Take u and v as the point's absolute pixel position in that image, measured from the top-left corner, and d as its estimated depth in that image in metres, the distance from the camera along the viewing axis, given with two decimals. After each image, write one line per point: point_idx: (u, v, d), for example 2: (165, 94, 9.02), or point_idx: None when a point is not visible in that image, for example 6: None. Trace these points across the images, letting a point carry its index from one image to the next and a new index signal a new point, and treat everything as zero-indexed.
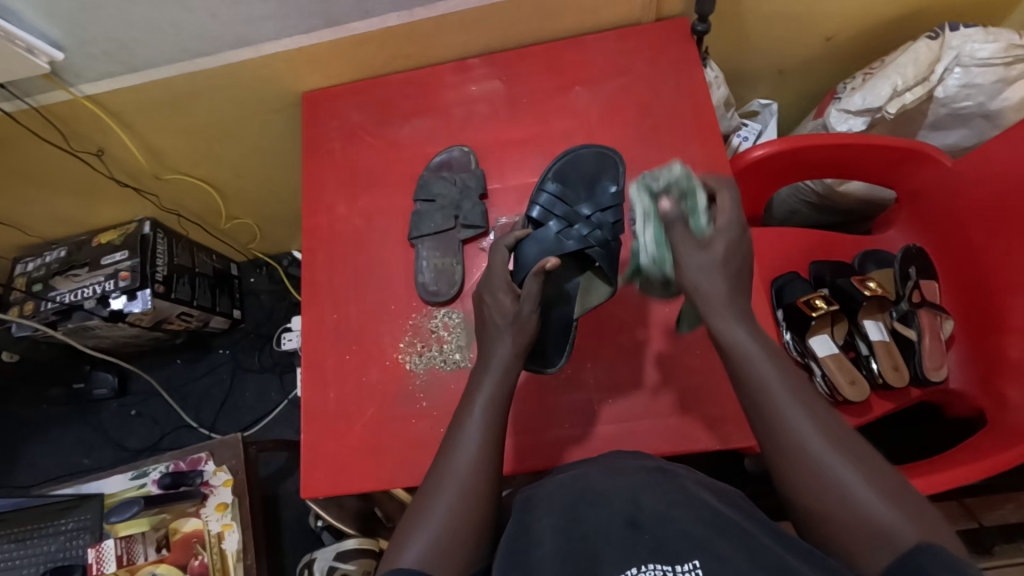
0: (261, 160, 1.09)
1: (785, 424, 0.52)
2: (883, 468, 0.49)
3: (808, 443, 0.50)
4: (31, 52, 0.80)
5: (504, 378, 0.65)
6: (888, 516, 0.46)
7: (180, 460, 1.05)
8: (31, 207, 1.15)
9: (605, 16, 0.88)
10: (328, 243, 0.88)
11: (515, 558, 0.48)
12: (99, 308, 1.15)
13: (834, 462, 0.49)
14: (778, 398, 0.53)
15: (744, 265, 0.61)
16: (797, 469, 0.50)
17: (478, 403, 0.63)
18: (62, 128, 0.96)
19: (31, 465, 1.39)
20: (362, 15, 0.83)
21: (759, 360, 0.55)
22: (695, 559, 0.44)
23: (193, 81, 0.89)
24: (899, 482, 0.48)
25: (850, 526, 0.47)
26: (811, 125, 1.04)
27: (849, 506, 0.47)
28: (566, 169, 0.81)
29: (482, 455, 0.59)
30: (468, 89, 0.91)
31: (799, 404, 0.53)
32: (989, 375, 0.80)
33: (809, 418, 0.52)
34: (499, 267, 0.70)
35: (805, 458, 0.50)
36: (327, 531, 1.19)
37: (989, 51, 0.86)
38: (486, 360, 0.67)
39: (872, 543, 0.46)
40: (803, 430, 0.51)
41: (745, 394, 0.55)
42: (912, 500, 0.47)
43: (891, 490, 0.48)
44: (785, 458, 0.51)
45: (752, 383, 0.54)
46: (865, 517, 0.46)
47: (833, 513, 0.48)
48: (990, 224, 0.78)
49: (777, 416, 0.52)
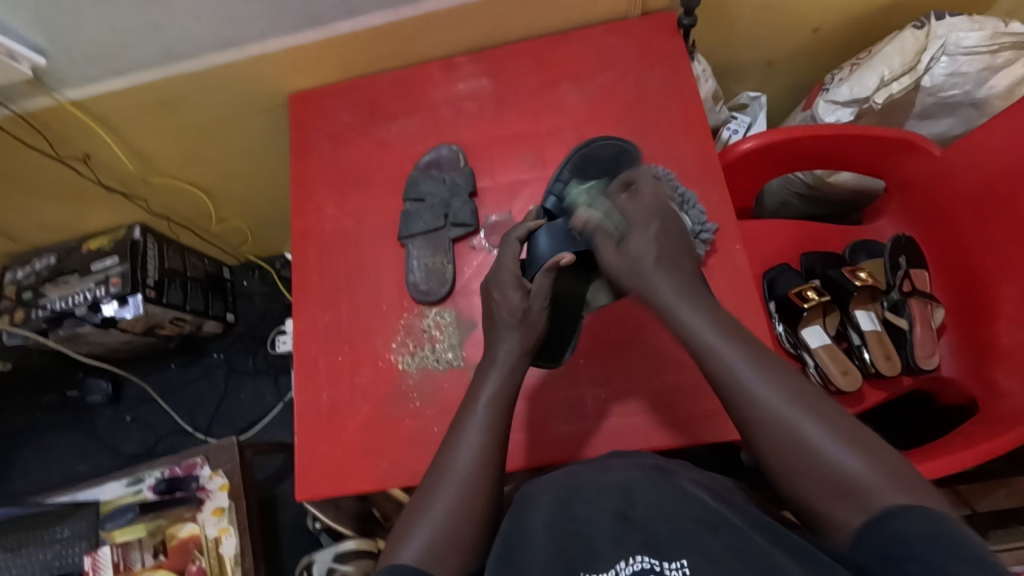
0: (250, 162, 1.09)
1: (749, 394, 0.54)
2: (851, 425, 0.51)
3: (773, 409, 0.52)
4: (14, 58, 0.79)
5: (510, 377, 0.66)
6: (859, 470, 0.48)
7: (175, 466, 1.04)
8: (19, 214, 1.14)
9: (591, 11, 0.88)
10: (319, 244, 0.88)
11: (509, 559, 0.49)
12: (90, 315, 1.14)
13: (800, 424, 0.51)
14: (744, 371, 0.55)
15: (674, 246, 0.68)
16: (766, 437, 0.52)
17: (481, 402, 0.64)
18: (48, 134, 0.95)
19: (26, 474, 1.39)
20: (347, 15, 0.83)
21: (716, 340, 0.58)
22: (684, 558, 0.44)
23: (178, 84, 0.89)
24: (863, 436, 0.50)
25: (824, 485, 0.48)
26: (800, 117, 1.04)
27: (821, 467, 0.49)
28: (584, 160, 0.81)
29: (484, 458, 0.59)
30: (456, 86, 0.91)
31: (763, 374, 0.55)
32: (980, 363, 0.80)
33: (776, 389, 0.54)
34: (510, 261, 0.72)
35: (772, 426, 0.52)
36: (325, 532, 1.18)
37: (974, 39, 0.87)
38: (491, 357, 0.68)
39: (847, 501, 0.47)
40: (764, 397, 0.53)
41: (711, 371, 0.57)
42: (883, 452, 0.49)
43: (860, 444, 0.49)
44: (754, 429, 0.53)
45: (718, 361, 0.57)
46: (833, 475, 0.48)
47: (807, 476, 0.49)
48: (979, 213, 0.78)
49: (741, 388, 0.55)
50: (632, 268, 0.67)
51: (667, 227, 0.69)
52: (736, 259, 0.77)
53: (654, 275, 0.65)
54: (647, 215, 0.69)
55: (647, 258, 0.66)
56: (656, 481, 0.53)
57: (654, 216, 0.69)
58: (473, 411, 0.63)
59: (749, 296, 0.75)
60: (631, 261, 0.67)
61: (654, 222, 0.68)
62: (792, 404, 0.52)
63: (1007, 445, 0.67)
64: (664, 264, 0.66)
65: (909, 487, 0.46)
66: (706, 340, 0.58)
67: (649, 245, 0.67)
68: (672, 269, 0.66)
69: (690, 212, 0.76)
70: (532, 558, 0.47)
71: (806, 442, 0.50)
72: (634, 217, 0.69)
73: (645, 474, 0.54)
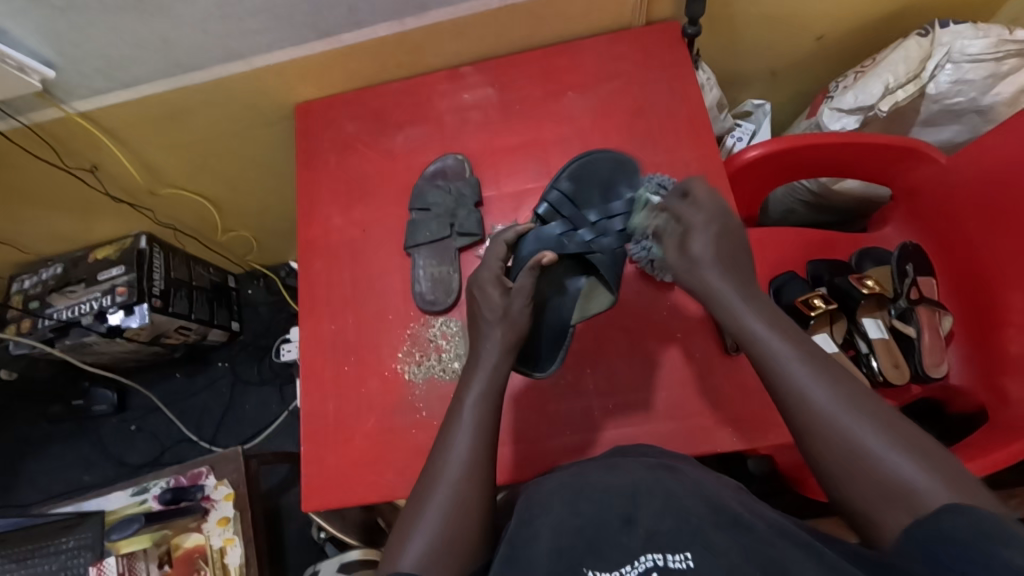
0: (257, 172, 1.09)
1: (808, 396, 0.54)
2: (907, 430, 0.50)
3: (827, 411, 0.52)
4: (23, 71, 0.80)
5: (494, 376, 0.66)
6: (914, 475, 0.47)
7: (180, 475, 1.04)
8: (27, 224, 1.15)
9: (596, 20, 0.88)
10: (325, 254, 0.88)
11: (511, 556, 0.48)
12: (97, 325, 1.15)
13: (857, 426, 0.51)
14: (792, 365, 0.56)
15: (736, 249, 0.67)
16: (819, 437, 0.52)
17: (468, 405, 0.63)
18: (56, 146, 0.96)
19: (31, 483, 1.39)
20: (353, 26, 0.83)
21: (767, 339, 0.59)
22: (688, 551, 0.45)
23: (185, 95, 0.89)
24: (916, 438, 0.49)
25: (876, 487, 0.48)
26: (805, 124, 1.04)
27: (873, 469, 0.49)
28: (583, 169, 0.82)
29: (475, 460, 0.59)
30: (461, 97, 0.91)
31: (814, 372, 0.55)
32: (990, 371, 0.80)
33: (826, 384, 0.54)
34: (493, 261, 0.73)
35: (828, 425, 0.52)
36: (330, 542, 1.18)
37: (980, 47, 0.87)
38: (476, 360, 0.68)
39: (899, 503, 0.47)
40: (813, 394, 0.54)
41: (767, 371, 0.57)
42: (939, 455, 0.48)
43: (917, 451, 0.48)
44: (810, 429, 0.53)
45: (769, 355, 0.58)
46: (885, 478, 0.48)
47: (860, 482, 0.49)
48: (988, 220, 0.78)
49: (800, 391, 0.54)
50: (692, 271, 0.67)
51: (728, 228, 0.68)
52: None
53: (702, 276, 0.66)
54: (704, 217, 0.68)
55: (705, 258, 0.66)
56: (657, 478, 0.52)
57: (712, 216, 0.68)
58: (465, 410, 0.63)
59: None
60: (689, 262, 0.68)
61: (713, 225, 0.68)
62: (851, 407, 0.52)
63: (1011, 457, 0.67)
64: (721, 264, 0.66)
65: (967, 490, 0.45)
66: (761, 339, 0.59)
67: (701, 249, 0.67)
68: (727, 272, 0.65)
69: None
70: (534, 554, 0.47)
71: (864, 447, 0.50)
72: (693, 218, 0.69)
73: (650, 473, 0.53)
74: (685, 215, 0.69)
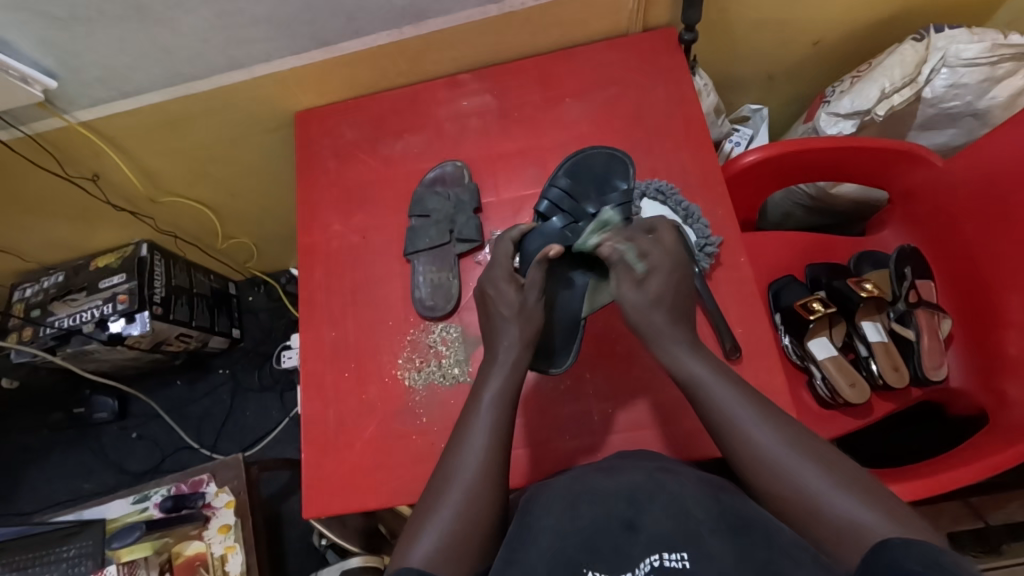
0: (257, 180, 1.10)
1: (749, 440, 0.56)
2: (846, 467, 0.52)
3: (768, 453, 0.54)
4: (25, 81, 0.81)
5: (512, 375, 0.66)
6: (855, 512, 0.49)
7: (182, 483, 1.05)
8: (28, 233, 1.15)
9: (593, 28, 0.89)
10: (325, 260, 0.89)
11: (511, 556, 0.49)
12: (97, 332, 1.15)
13: (797, 469, 0.53)
14: (737, 411, 0.58)
15: (681, 296, 0.68)
16: (763, 483, 0.54)
17: (485, 402, 0.64)
18: (58, 155, 0.97)
19: (32, 492, 1.38)
20: (352, 35, 0.84)
21: (706, 381, 0.60)
22: (684, 551, 0.45)
23: (186, 104, 0.90)
24: (854, 473, 0.52)
25: (822, 526, 0.49)
26: (802, 129, 1.04)
27: (816, 507, 0.50)
28: (578, 168, 0.81)
29: (490, 462, 0.59)
30: (460, 104, 0.92)
31: (757, 414, 0.57)
32: (990, 373, 0.80)
33: (765, 424, 0.56)
34: (504, 258, 0.74)
35: (769, 468, 0.54)
36: (331, 550, 1.16)
37: (975, 50, 0.87)
38: (493, 357, 0.68)
39: (845, 539, 0.48)
40: (755, 438, 0.56)
41: (712, 418, 0.59)
42: (879, 492, 0.50)
43: (855, 487, 0.50)
44: (753, 475, 0.54)
45: (707, 397, 0.60)
46: (832, 516, 0.49)
47: (810, 523, 0.50)
48: (984, 223, 0.78)
49: (740, 436, 0.56)
50: (646, 311, 0.67)
51: (685, 275, 0.69)
52: (742, 272, 0.77)
53: (652, 317, 0.66)
54: (668, 260, 0.69)
55: (662, 302, 0.67)
56: (655, 478, 0.53)
57: (674, 263, 0.69)
58: (484, 411, 0.63)
59: (755, 308, 0.75)
60: (645, 301, 0.67)
61: (674, 270, 0.69)
62: (790, 449, 0.54)
63: (1012, 459, 0.67)
64: (676, 312, 0.67)
65: (908, 524, 0.47)
66: (703, 383, 0.61)
67: (658, 292, 0.67)
68: (676, 318, 0.66)
69: (693, 226, 0.77)
70: (534, 557, 0.48)
71: (806, 487, 0.51)
72: (659, 260, 0.69)
73: (649, 474, 0.54)
74: (650, 254, 0.69)
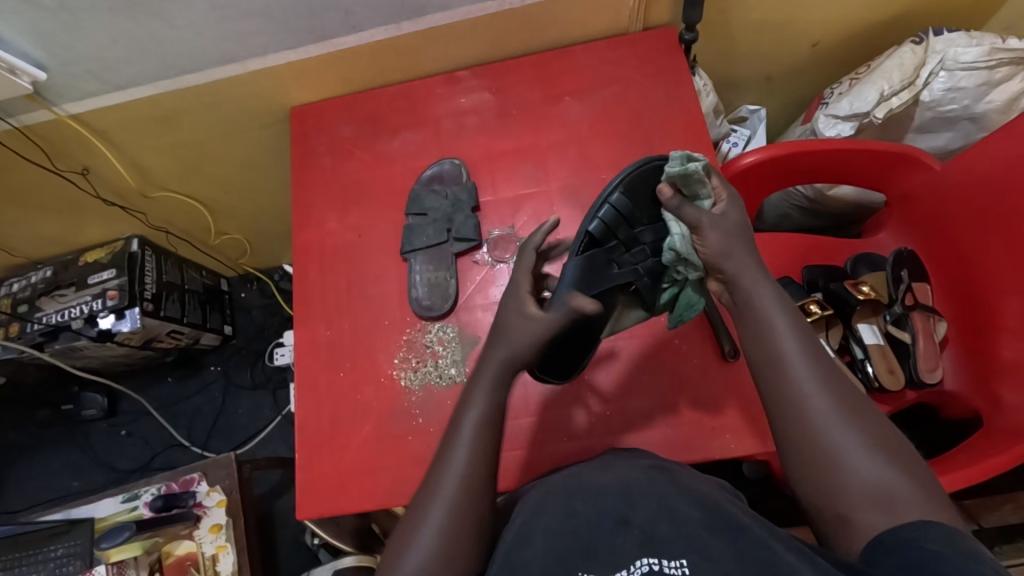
0: (250, 176, 1.08)
1: (802, 382, 0.54)
2: (889, 434, 0.52)
3: (818, 401, 0.53)
4: (13, 73, 0.79)
5: (496, 391, 0.63)
6: (889, 477, 0.49)
7: (172, 482, 1.04)
8: (16, 227, 1.13)
9: (591, 26, 0.88)
10: (319, 258, 0.88)
11: (507, 559, 0.48)
12: (86, 329, 1.13)
13: (844, 426, 0.52)
14: (797, 357, 0.56)
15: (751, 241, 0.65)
16: (808, 432, 0.53)
17: (470, 417, 0.61)
18: (48, 149, 0.95)
19: (20, 490, 1.36)
20: (349, 30, 0.83)
21: (773, 317, 0.58)
22: (683, 557, 0.44)
23: (178, 98, 0.89)
24: (897, 442, 0.52)
25: (855, 484, 0.50)
26: (800, 130, 1.05)
27: (853, 471, 0.50)
28: (638, 181, 0.71)
29: (475, 475, 0.58)
30: (458, 101, 0.91)
31: (814, 362, 0.56)
32: (984, 376, 0.80)
33: (818, 372, 0.55)
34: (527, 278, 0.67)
35: (816, 420, 0.53)
36: (324, 549, 1.16)
37: (973, 54, 0.87)
38: (478, 372, 0.65)
39: (877, 505, 0.48)
40: (807, 383, 0.54)
41: (762, 355, 0.58)
42: (916, 468, 0.50)
43: (895, 456, 0.50)
44: (799, 413, 0.54)
45: (767, 341, 0.58)
46: (867, 477, 0.49)
47: (840, 478, 0.50)
48: (979, 226, 0.79)
49: (794, 380, 0.55)
50: (725, 249, 0.62)
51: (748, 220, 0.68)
52: None
53: (733, 251, 0.62)
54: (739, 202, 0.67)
55: (741, 241, 0.63)
56: (654, 479, 0.53)
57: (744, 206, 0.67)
58: (462, 425, 0.61)
59: None
60: (732, 229, 0.64)
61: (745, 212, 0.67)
62: (838, 403, 0.53)
63: (1006, 463, 0.67)
64: (753, 251, 0.63)
65: (936, 505, 0.48)
66: (765, 322, 0.58)
67: (739, 226, 0.65)
68: (754, 256, 0.63)
69: None
70: (529, 556, 0.47)
71: (845, 443, 0.51)
72: (733, 201, 0.66)
73: (645, 473, 0.54)
74: (727, 191, 0.67)
